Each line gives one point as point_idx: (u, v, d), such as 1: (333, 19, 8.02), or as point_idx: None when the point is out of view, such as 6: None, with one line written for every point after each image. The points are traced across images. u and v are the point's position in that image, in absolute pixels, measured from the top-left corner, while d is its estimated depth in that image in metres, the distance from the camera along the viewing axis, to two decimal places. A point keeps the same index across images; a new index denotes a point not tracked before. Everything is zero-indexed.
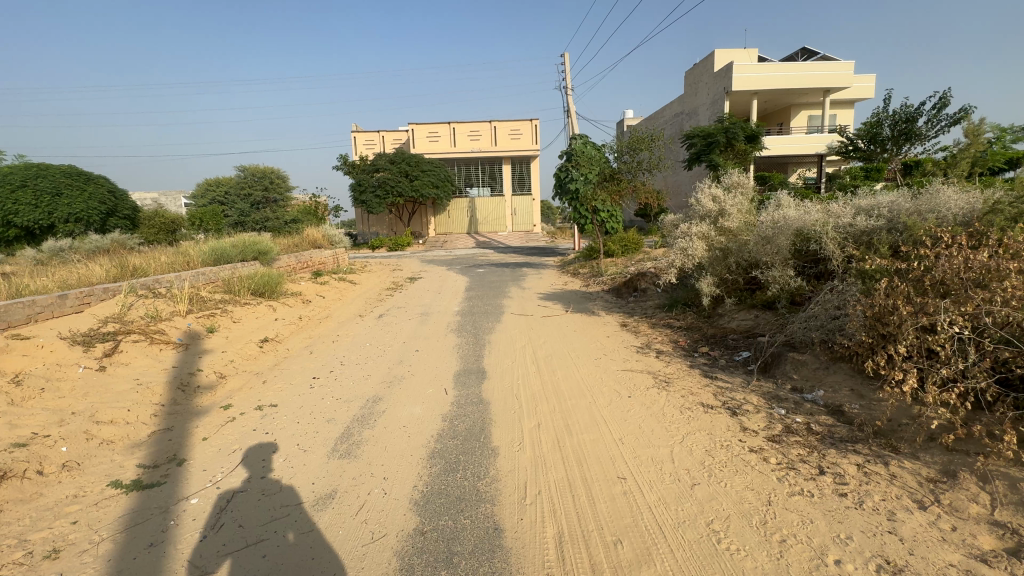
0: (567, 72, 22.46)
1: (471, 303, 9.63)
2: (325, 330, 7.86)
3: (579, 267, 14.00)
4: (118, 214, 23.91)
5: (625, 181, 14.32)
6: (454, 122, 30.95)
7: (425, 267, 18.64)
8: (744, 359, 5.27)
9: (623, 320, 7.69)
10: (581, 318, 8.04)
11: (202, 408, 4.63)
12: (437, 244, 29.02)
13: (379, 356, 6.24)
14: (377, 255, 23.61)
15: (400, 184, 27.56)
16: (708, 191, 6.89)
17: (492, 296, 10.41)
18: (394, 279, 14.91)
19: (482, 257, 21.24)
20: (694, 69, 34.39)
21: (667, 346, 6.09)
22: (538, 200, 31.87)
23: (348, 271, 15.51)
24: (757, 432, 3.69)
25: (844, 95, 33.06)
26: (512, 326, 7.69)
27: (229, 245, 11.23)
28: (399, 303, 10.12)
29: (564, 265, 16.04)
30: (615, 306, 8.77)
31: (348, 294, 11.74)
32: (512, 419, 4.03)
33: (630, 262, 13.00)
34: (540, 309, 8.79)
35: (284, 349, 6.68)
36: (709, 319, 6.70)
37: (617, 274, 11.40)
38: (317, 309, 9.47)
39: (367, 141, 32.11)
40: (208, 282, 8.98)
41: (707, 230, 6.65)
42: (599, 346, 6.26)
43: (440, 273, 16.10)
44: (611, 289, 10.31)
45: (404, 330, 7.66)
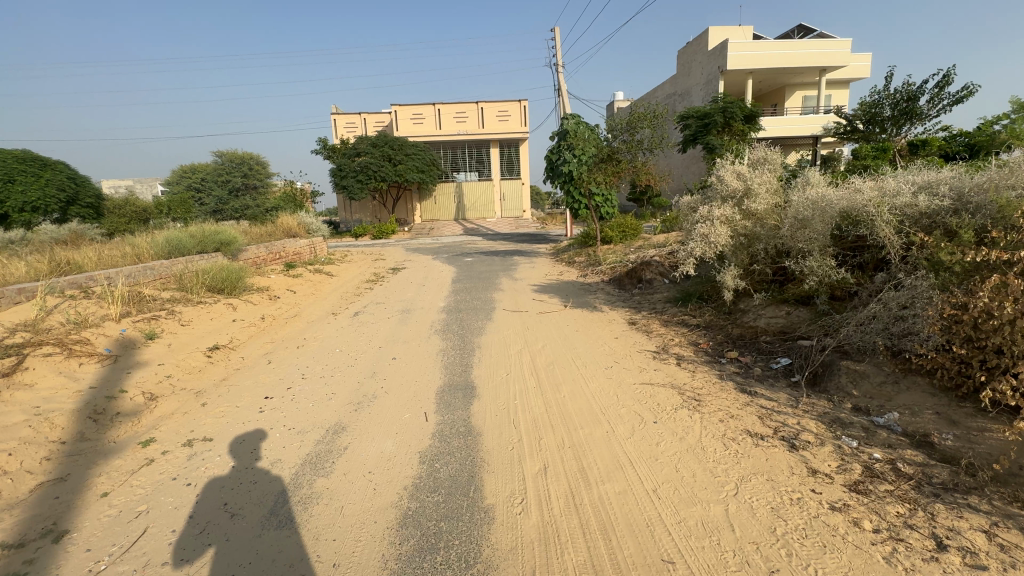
0: (557, 48, 21.25)
1: (458, 297, 8.66)
2: (290, 333, 6.85)
3: (574, 255, 13.09)
4: (80, 203, 22.31)
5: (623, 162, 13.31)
6: (439, 103, 29.57)
7: (410, 256, 17.56)
8: (784, 368, 4.42)
9: (630, 316, 6.80)
10: (583, 315, 7.12)
11: (114, 446, 3.64)
12: (423, 231, 27.86)
13: (348, 366, 5.27)
14: (361, 244, 22.46)
15: (383, 169, 26.25)
16: (730, 168, 5.95)
17: (482, 289, 9.44)
18: (375, 270, 13.87)
19: (470, 244, 20.21)
20: (688, 47, 33.23)
21: (688, 350, 5.22)
22: (528, 185, 30.76)
23: (326, 262, 14.40)
24: (832, 477, 2.82)
25: (839, 75, 32.28)
26: (505, 325, 6.74)
27: (186, 235, 10.07)
28: (378, 299, 9.12)
29: (558, 252, 15.10)
30: (618, 300, 7.87)
31: (323, 288, 10.70)
32: (511, 462, 3.12)
33: (629, 249, 12.11)
34: (535, 304, 7.87)
35: (238, 359, 5.67)
36: (732, 316, 5.85)
37: (617, 263, 10.50)
38: (284, 307, 8.43)
39: (348, 124, 30.63)
40: (157, 279, 7.88)
41: (730, 213, 5.73)
42: (607, 350, 5.36)
43: (425, 263, 15.06)
44: (612, 281, 9.40)
45: (381, 332, 6.69)
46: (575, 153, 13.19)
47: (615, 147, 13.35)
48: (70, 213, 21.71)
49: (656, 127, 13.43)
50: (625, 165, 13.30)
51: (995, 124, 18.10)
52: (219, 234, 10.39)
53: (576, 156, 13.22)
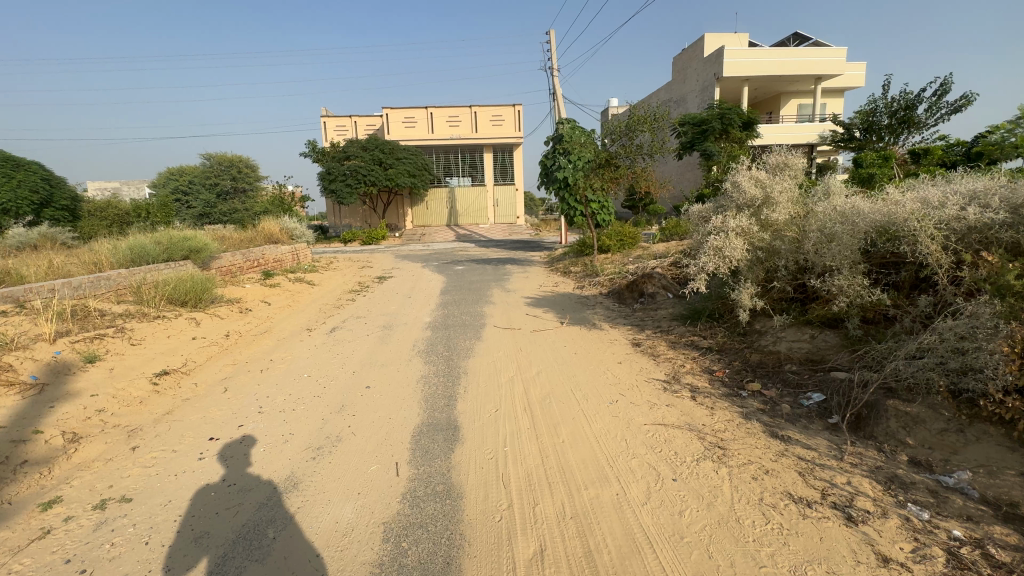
0: (552, 52, 20.74)
1: (446, 312, 8.01)
2: (256, 353, 6.15)
3: (570, 264, 12.50)
4: (55, 205, 21.37)
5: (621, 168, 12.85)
6: (432, 107, 29.00)
7: (399, 263, 16.90)
8: (818, 406, 3.81)
9: (633, 336, 6.17)
10: (581, 333, 6.49)
11: (7, 510, 2.93)
12: (414, 237, 27.19)
13: (315, 397, 4.60)
14: (349, 250, 21.78)
15: (373, 173, 25.58)
16: (746, 174, 5.32)
17: (472, 301, 8.80)
18: (360, 279, 13.18)
19: (462, 252, 19.59)
20: (683, 53, 32.96)
21: (702, 379, 4.60)
22: (522, 191, 30.21)
23: (308, 270, 13.69)
24: (911, 569, 2.19)
25: (835, 84, 32.16)
26: (495, 345, 6.10)
27: (152, 241, 9.33)
28: (360, 312, 8.44)
29: (552, 261, 14.49)
30: (618, 316, 7.25)
31: (301, 299, 10.00)
32: (499, 542, 2.46)
33: (628, 259, 11.52)
34: (529, 320, 7.23)
35: (189, 386, 4.96)
36: (748, 339, 5.25)
37: (615, 274, 9.92)
38: (255, 320, 7.72)
39: (339, 127, 29.96)
40: (112, 291, 7.15)
41: (748, 224, 5.12)
42: (610, 378, 4.72)
43: (414, 271, 14.39)
44: (611, 294, 8.79)
45: (358, 353, 6.02)
46: (569, 159, 12.64)
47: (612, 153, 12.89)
48: (44, 216, 20.78)
49: (656, 131, 13.00)
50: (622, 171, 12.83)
51: (995, 134, 17.88)
52: (190, 241, 9.66)
53: (571, 162, 12.67)
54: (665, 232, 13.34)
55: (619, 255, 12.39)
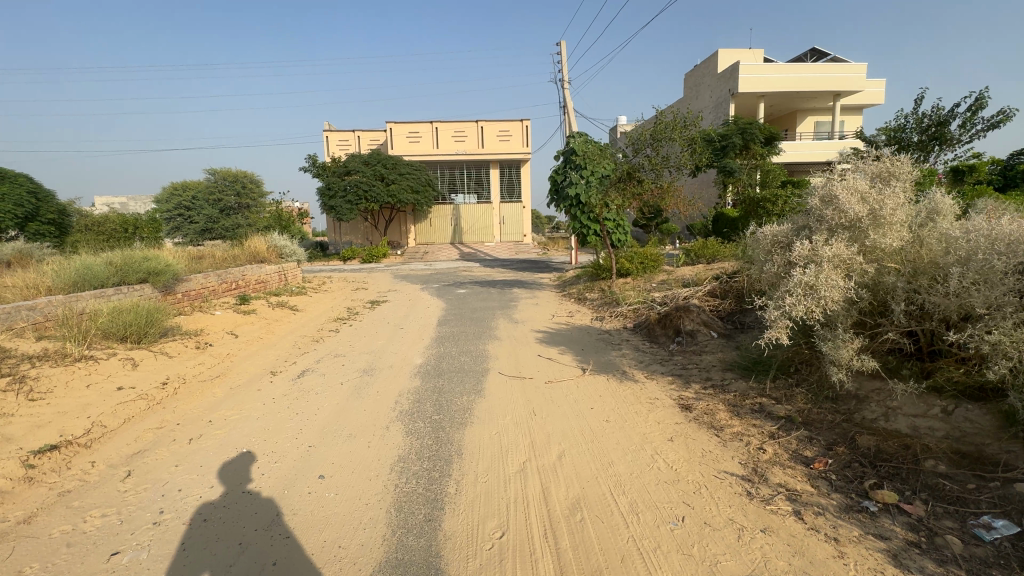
0: (563, 63, 19.83)
1: (441, 350, 6.66)
2: (194, 409, 4.81)
3: (584, 290, 11.17)
4: (40, 220, 20.42)
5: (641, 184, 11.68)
6: (437, 122, 28.19)
7: (397, 284, 15.64)
8: (1013, 545, 2.40)
9: (678, 394, 4.78)
10: (610, 386, 5.09)
11: None
12: (416, 256, 26.02)
13: (244, 497, 3.24)
14: (347, 269, 20.60)
15: (374, 188, 24.56)
16: (840, 184, 3.98)
17: (473, 336, 7.44)
18: (351, 303, 11.91)
19: (465, 272, 18.32)
20: (696, 69, 32.11)
21: (798, 476, 3.19)
22: (529, 209, 29.05)
23: (295, 292, 12.41)
24: None
25: (854, 100, 31.09)
26: (501, 402, 4.72)
27: (106, 260, 8.10)
28: (341, 348, 7.13)
29: (563, 285, 13.14)
30: (652, 362, 5.86)
31: (277, 328, 8.71)
32: None
33: (650, 286, 10.18)
34: (543, 365, 5.85)
35: (80, 469, 3.62)
36: (844, 408, 3.87)
37: (639, 304, 8.55)
38: (211, 358, 6.40)
39: (341, 141, 29.16)
40: (35, 323, 5.88)
41: (852, 252, 3.73)
42: (666, 470, 3.32)
43: (411, 295, 13.08)
44: (638, 330, 7.40)
45: (324, 412, 4.68)
46: (584, 174, 11.40)
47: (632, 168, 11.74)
48: (29, 230, 19.80)
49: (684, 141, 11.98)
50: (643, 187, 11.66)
51: None
52: (150, 260, 8.43)
53: (585, 177, 11.42)
54: (691, 255, 12.01)
55: (640, 280, 11.05)
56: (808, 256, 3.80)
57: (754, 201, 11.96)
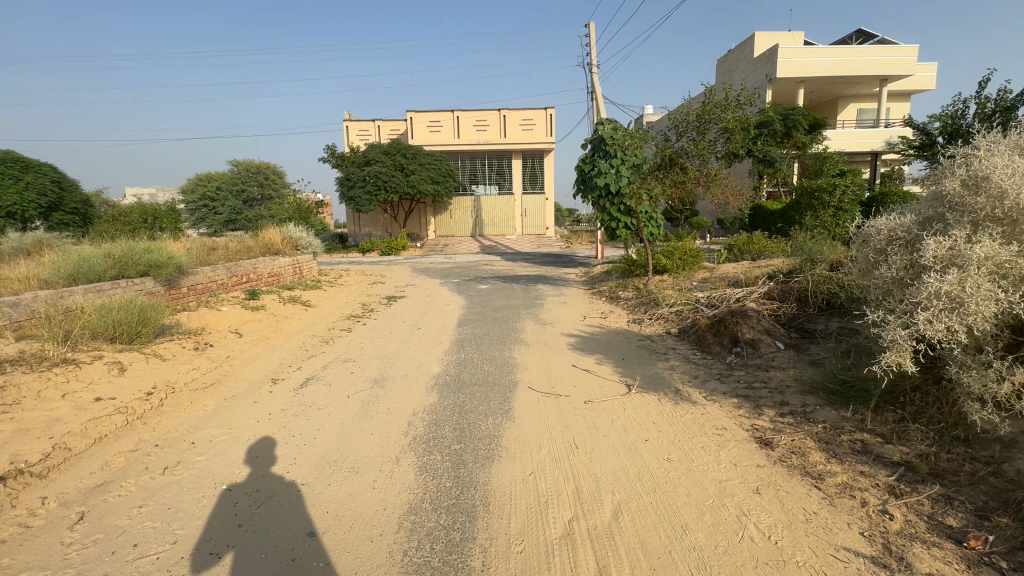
0: (592, 47, 18.82)
1: (461, 357, 5.91)
2: (178, 427, 4.16)
3: (616, 287, 10.29)
4: (64, 209, 20.40)
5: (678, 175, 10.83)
6: (458, 110, 27.40)
7: (415, 278, 14.97)
8: None
9: (750, 423, 3.91)
10: (663, 409, 4.25)
11: None
12: (436, 248, 25.39)
13: (213, 560, 2.54)
14: (366, 261, 20.06)
15: (394, 178, 23.96)
16: (992, 162, 3.00)
17: (497, 341, 6.67)
18: (367, 298, 11.28)
19: (486, 266, 17.57)
20: (730, 53, 30.43)
21: (951, 563, 2.32)
22: (552, 200, 28.08)
23: (309, 286, 11.84)
24: None
25: (901, 86, 29.10)
26: (534, 427, 3.92)
27: (106, 251, 7.57)
28: (352, 351, 6.45)
29: (592, 282, 12.25)
30: (710, 378, 4.98)
31: (287, 326, 8.10)
32: None
33: (691, 285, 9.25)
34: (579, 379, 5.05)
35: (25, 510, 2.97)
36: (985, 458, 2.97)
37: (683, 306, 7.65)
38: (208, 362, 5.79)
39: (361, 130, 28.62)
40: (16, 321, 5.34)
41: (1014, 253, 2.77)
42: (762, 543, 2.48)
43: (430, 290, 12.39)
44: (686, 336, 6.49)
45: (324, 434, 3.98)
46: (614, 163, 10.56)
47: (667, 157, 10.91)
48: (53, 219, 19.83)
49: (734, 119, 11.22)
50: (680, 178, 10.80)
51: None
52: (152, 251, 7.87)
53: (615, 166, 10.57)
54: (733, 251, 10.99)
55: (679, 277, 10.11)
56: (947, 257, 2.86)
57: (808, 190, 10.72)
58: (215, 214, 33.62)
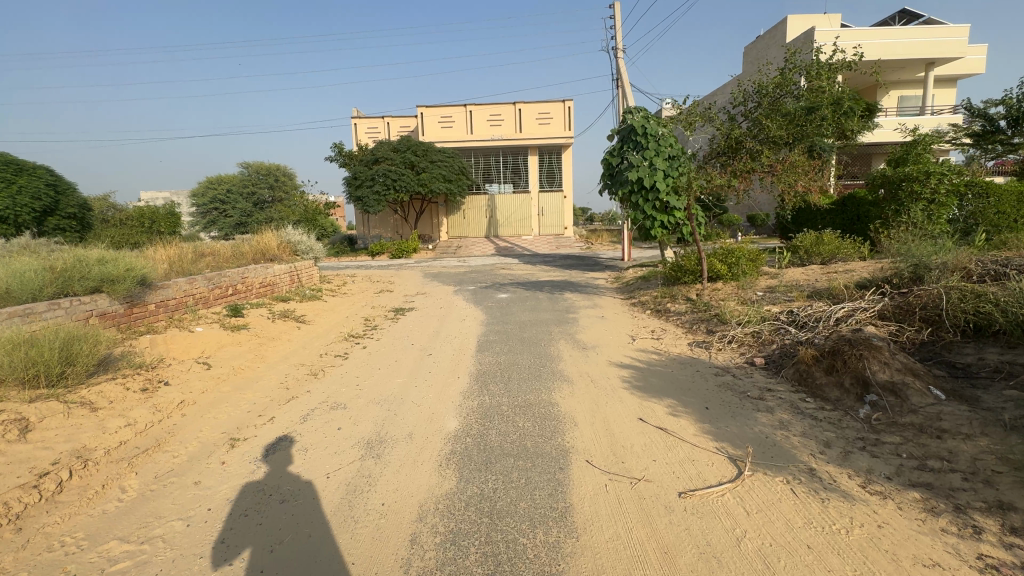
0: (617, 30, 17.24)
1: (485, 406, 4.42)
2: (62, 542, 2.73)
3: (661, 297, 8.73)
4: (60, 214, 19.40)
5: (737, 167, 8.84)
6: (471, 104, 25.98)
7: (427, 285, 13.54)
8: None
9: (977, 556, 2.34)
10: (809, 514, 2.70)
11: None
12: (449, 251, 23.99)
13: None
14: (374, 266, 18.74)
15: (404, 177, 22.63)
16: None
17: (528, 377, 5.18)
18: (372, 311, 9.88)
19: (504, 270, 16.08)
20: (760, 39, 28.48)
21: None
22: (571, 198, 26.48)
23: (307, 298, 10.48)
24: None
25: (947, 70, 26.87)
26: (613, 560, 2.39)
27: (51, 262, 6.25)
28: (346, 392, 5.01)
29: (628, 290, 10.71)
30: (852, 450, 3.38)
31: (270, 351, 6.71)
32: None
33: (757, 296, 7.65)
34: (656, 448, 3.50)
35: None
36: None
37: (760, 327, 6.08)
38: (152, 411, 4.40)
39: (370, 128, 27.34)
40: None
41: None
42: None
43: (443, 300, 10.94)
44: (782, 372, 4.89)
45: (278, 562, 2.52)
46: (646, 154, 8.96)
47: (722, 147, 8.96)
48: (48, 224, 18.83)
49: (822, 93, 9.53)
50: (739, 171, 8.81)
51: None
52: (109, 262, 6.53)
53: (648, 158, 8.97)
54: (798, 253, 9.36)
55: (737, 284, 8.50)
56: None
57: (888, 181, 9.07)
58: (225, 218, 32.80)
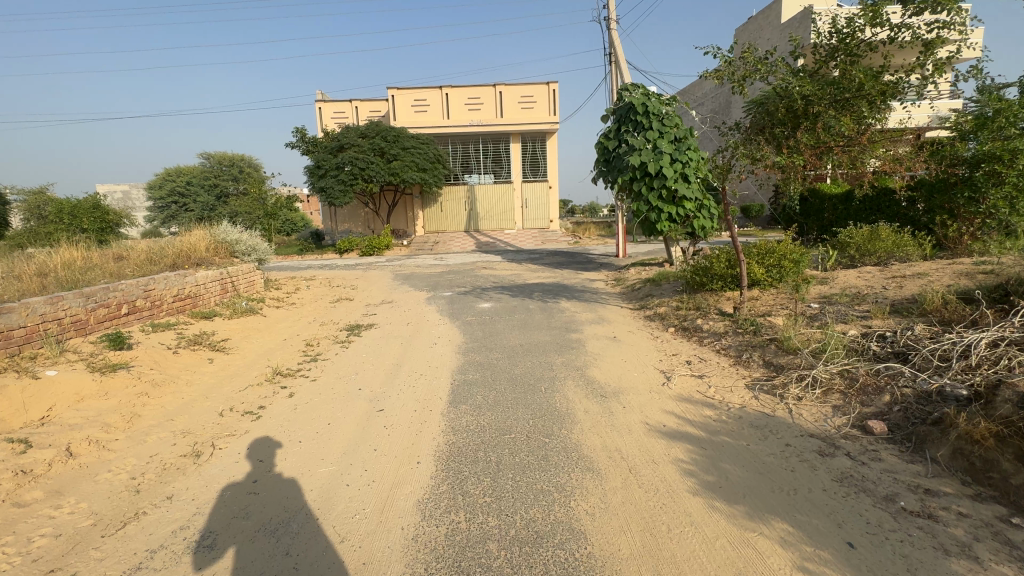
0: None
1: (456, 545, 2.52)
2: None
3: (685, 309, 6.94)
4: None
5: (878, 93, 4.99)
6: (448, 87, 23.84)
7: (395, 290, 11.50)
8: None
9: None
10: None
11: None
12: (425, 247, 21.92)
13: None
14: (340, 266, 16.61)
15: (372, 165, 20.39)
16: None
17: (527, 465, 3.26)
18: (322, 328, 7.85)
19: (487, 270, 14.14)
20: (753, 21, 27.01)
21: None
22: (556, 189, 24.57)
23: (239, 313, 8.35)
24: None
25: None
26: None
27: None
28: (226, 506, 3.02)
29: (636, 296, 8.90)
30: None
31: (152, 405, 4.66)
32: None
33: (815, 311, 5.88)
34: None
35: None
36: None
37: (853, 365, 4.27)
38: None
39: (337, 112, 24.94)
40: None
41: None
42: None
43: (412, 311, 8.96)
44: (929, 453, 3.11)
45: None
46: (649, 135, 7.24)
47: (849, 63, 5.10)
48: None
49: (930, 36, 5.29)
50: (878, 99, 5.00)
51: None
52: None
53: (652, 140, 7.26)
54: (847, 252, 7.67)
55: (782, 293, 6.73)
56: None
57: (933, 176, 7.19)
58: (183, 214, 30.04)
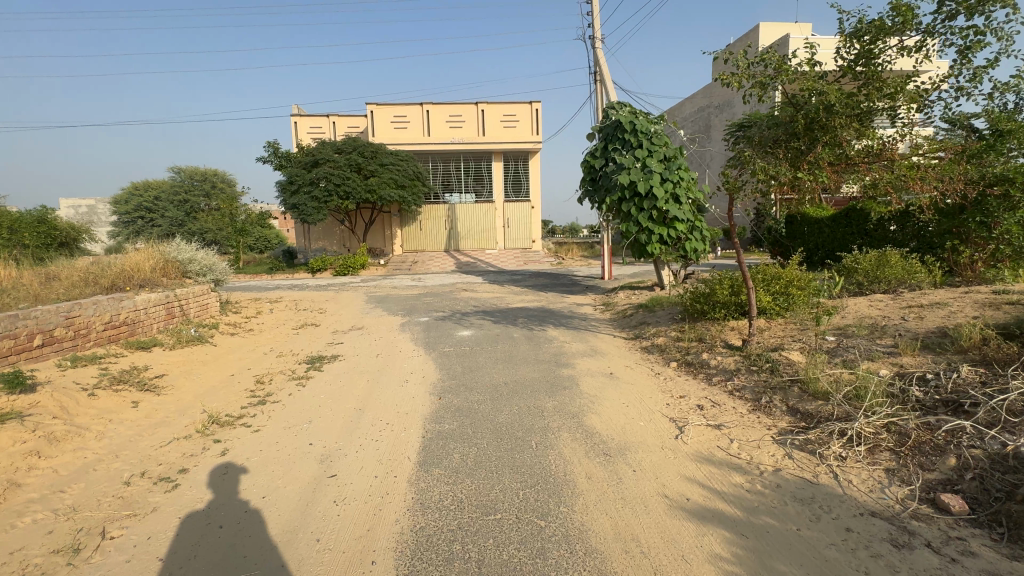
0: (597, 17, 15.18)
1: None
2: None
3: (687, 341, 6.26)
4: None
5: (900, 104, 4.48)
6: (429, 104, 23.32)
7: (367, 314, 10.60)
8: None
9: None
10: None
11: None
12: (403, 267, 21.04)
13: None
14: (310, 287, 15.60)
15: (348, 181, 19.56)
16: None
17: (517, 568, 2.44)
18: (278, 360, 6.91)
19: (468, 293, 13.34)
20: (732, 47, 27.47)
21: None
22: (539, 209, 24.09)
23: (185, 341, 7.35)
24: None
25: None
26: None
27: None
28: None
29: (629, 323, 8.22)
30: None
31: (39, 469, 3.68)
32: None
33: (834, 345, 5.25)
34: None
35: None
36: None
37: (901, 418, 3.60)
38: None
39: (314, 127, 24.13)
40: None
41: None
42: None
43: (384, 340, 8.08)
44: None
45: None
46: (638, 153, 6.70)
47: (875, 70, 4.59)
48: None
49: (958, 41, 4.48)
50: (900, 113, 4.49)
51: None
52: None
53: (641, 158, 6.71)
54: (852, 278, 7.16)
55: (791, 324, 6.13)
56: None
57: (937, 200, 6.76)
58: (148, 229, 28.50)
